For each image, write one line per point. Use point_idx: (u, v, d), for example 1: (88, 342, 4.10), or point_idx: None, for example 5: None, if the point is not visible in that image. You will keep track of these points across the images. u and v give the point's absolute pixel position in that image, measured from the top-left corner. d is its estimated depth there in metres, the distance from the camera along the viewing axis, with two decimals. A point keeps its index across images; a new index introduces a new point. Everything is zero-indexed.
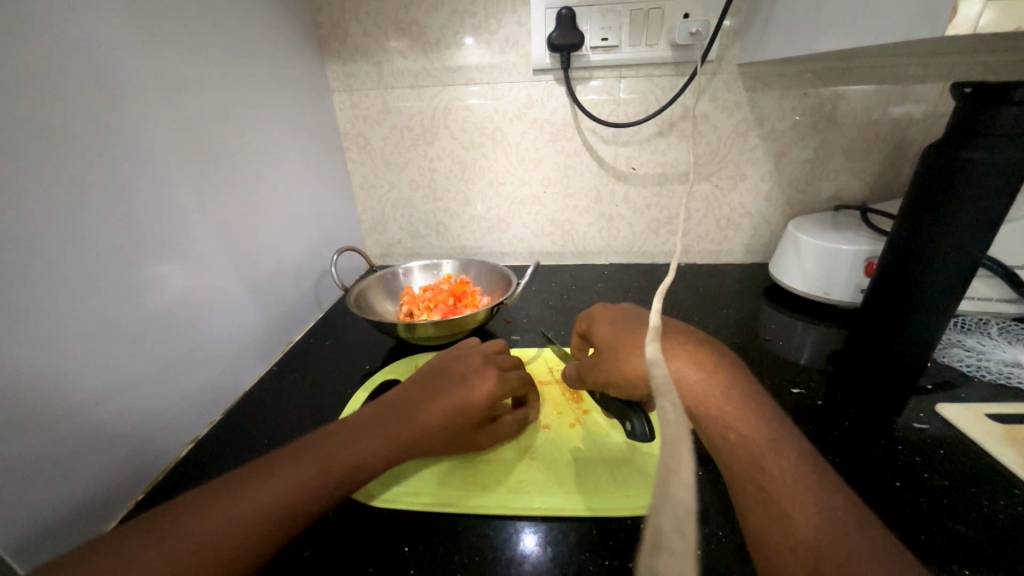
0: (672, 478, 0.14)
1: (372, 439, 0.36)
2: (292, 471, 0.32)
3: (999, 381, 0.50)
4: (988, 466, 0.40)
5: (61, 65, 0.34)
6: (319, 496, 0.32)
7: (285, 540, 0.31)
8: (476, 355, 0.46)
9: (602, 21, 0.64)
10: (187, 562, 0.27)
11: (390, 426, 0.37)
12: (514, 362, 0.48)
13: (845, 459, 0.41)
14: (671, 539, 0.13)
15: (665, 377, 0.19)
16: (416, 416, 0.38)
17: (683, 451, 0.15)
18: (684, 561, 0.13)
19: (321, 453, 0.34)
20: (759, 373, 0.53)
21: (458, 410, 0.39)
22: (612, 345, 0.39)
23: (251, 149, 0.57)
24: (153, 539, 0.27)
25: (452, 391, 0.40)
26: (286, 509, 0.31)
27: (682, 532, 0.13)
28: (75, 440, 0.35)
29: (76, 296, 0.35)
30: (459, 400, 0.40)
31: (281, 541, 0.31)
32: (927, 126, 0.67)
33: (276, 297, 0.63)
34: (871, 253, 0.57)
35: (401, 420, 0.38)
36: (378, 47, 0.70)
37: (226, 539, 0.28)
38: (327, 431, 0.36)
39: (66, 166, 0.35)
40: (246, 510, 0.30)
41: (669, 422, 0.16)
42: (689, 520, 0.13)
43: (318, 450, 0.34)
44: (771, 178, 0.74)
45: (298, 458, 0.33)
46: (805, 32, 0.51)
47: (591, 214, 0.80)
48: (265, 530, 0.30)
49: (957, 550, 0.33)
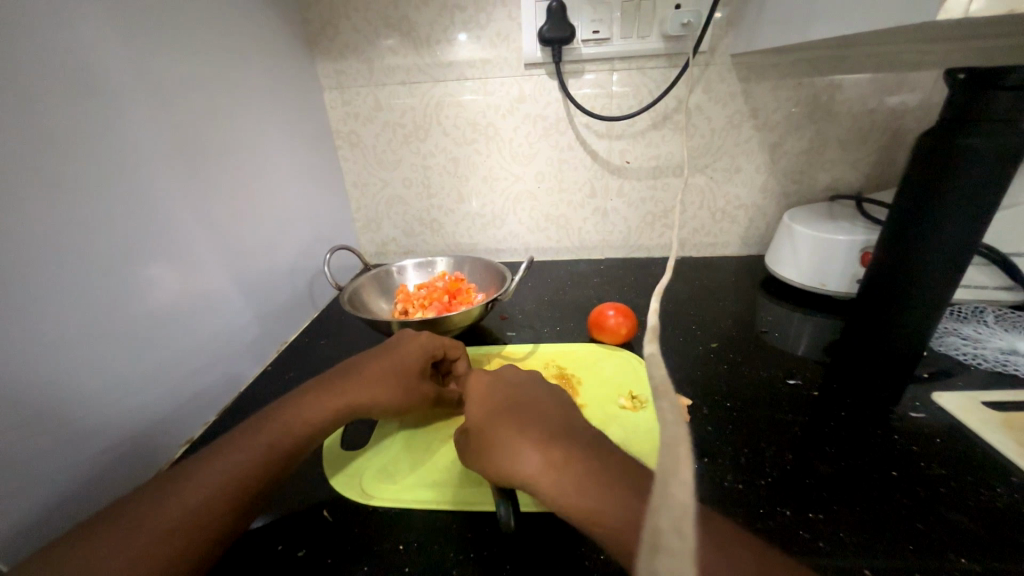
0: (666, 478, 0.13)
1: (283, 423, 0.37)
2: (216, 466, 0.32)
3: (996, 369, 0.50)
4: (984, 454, 0.40)
5: (48, 64, 0.34)
6: (257, 478, 0.33)
7: (246, 512, 0.32)
8: (368, 364, 0.44)
9: (593, 14, 0.63)
10: (157, 543, 0.28)
11: (289, 415, 0.38)
12: (411, 352, 0.46)
13: (840, 449, 0.41)
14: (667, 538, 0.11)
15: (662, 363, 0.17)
16: (319, 412, 0.39)
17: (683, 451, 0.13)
18: None
19: (236, 452, 0.34)
20: (755, 365, 0.53)
21: (378, 370, 0.43)
22: (480, 440, 0.35)
23: (242, 147, 0.56)
24: (110, 536, 0.28)
25: (335, 383, 0.42)
26: (231, 487, 0.32)
27: (680, 534, 0.12)
28: (68, 445, 0.35)
29: (66, 298, 0.35)
30: (405, 351, 0.46)
31: (243, 513, 0.32)
32: (922, 114, 0.67)
33: (269, 297, 0.62)
34: (866, 243, 0.57)
35: (301, 414, 0.38)
36: (368, 44, 0.70)
37: (194, 521, 0.29)
38: (228, 440, 0.35)
39: (53, 168, 0.34)
40: (195, 499, 0.30)
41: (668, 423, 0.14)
42: (689, 520, 0.12)
43: (232, 450, 0.34)
44: (766, 169, 0.74)
45: (215, 459, 0.33)
46: (796, 20, 0.50)
47: (586, 208, 0.80)
48: (220, 506, 0.31)
49: (953, 539, 0.33)
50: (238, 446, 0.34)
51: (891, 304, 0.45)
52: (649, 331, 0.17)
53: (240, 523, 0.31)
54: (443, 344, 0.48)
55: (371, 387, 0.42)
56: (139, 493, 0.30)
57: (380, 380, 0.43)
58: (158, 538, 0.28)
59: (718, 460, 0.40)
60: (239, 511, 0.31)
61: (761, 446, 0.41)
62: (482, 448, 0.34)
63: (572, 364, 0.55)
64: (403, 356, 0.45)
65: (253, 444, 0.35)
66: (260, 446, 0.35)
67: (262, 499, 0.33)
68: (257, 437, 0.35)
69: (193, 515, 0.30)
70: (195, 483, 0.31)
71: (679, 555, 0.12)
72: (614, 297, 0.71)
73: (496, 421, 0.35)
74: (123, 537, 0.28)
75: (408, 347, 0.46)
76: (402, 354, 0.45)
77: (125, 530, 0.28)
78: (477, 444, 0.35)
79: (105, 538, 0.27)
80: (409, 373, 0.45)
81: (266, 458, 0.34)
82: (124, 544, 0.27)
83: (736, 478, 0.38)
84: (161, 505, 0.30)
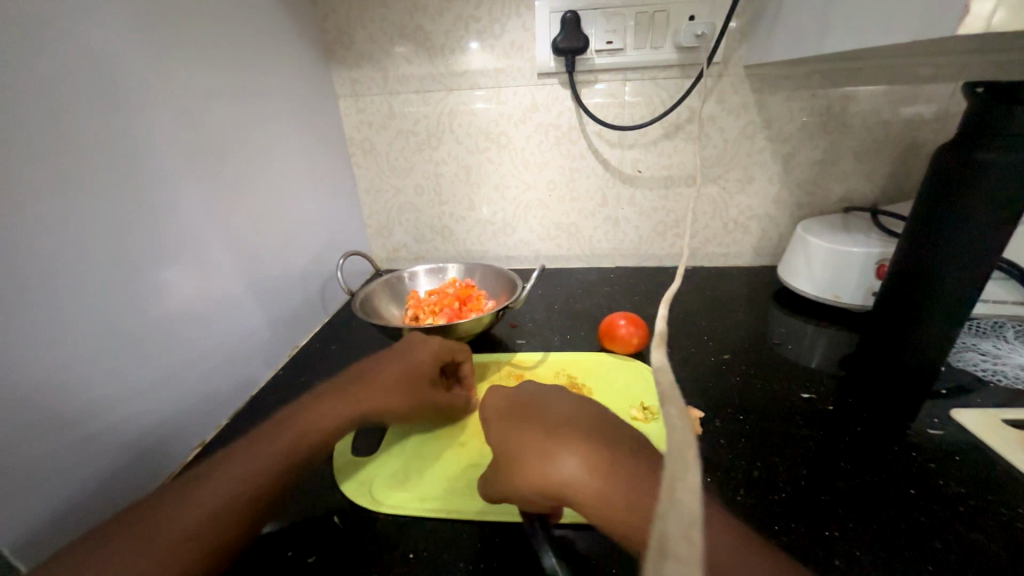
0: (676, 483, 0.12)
1: (295, 429, 0.37)
2: (229, 473, 0.33)
3: (1017, 386, 0.49)
4: (1005, 472, 0.39)
5: (69, 72, 0.35)
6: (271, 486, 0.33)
7: (257, 520, 0.32)
8: (381, 368, 0.44)
9: (606, 25, 0.64)
10: (171, 550, 0.28)
11: (302, 420, 0.38)
12: (422, 356, 0.46)
13: (855, 466, 0.40)
14: (677, 545, 0.11)
15: None
16: (329, 414, 0.39)
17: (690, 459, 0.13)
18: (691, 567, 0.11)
19: (250, 459, 0.34)
20: (768, 378, 0.53)
21: (389, 375, 0.44)
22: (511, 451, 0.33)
23: (257, 153, 0.57)
24: (124, 540, 0.28)
25: (348, 387, 0.42)
26: (245, 494, 0.32)
27: (687, 538, 0.11)
28: (82, 445, 0.36)
29: (83, 299, 0.36)
30: (415, 356, 0.46)
31: (255, 521, 0.32)
32: (939, 127, 0.66)
33: (282, 301, 0.63)
34: (882, 256, 0.56)
35: (313, 417, 0.39)
36: (384, 53, 0.71)
37: (207, 527, 0.30)
38: (239, 446, 0.35)
39: (73, 173, 0.35)
40: (211, 506, 0.31)
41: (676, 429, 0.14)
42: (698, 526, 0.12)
43: (247, 456, 0.34)
44: (779, 180, 0.73)
45: (230, 466, 0.33)
46: (810, 32, 0.50)
47: (596, 217, 0.80)
48: (233, 513, 0.31)
49: (974, 561, 0.32)
50: (251, 453, 0.34)
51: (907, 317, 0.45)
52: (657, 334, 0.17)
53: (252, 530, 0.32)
54: (451, 351, 0.49)
55: (381, 391, 0.43)
56: (151, 497, 0.31)
57: (389, 383, 0.43)
58: (173, 542, 0.28)
59: (731, 474, 0.40)
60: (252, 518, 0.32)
61: (774, 461, 0.41)
62: (514, 457, 0.32)
63: (583, 373, 0.55)
64: (414, 360, 0.46)
65: (268, 451, 0.35)
66: (275, 451, 0.35)
67: (274, 507, 0.33)
68: (272, 445, 0.35)
69: (207, 523, 0.30)
70: (211, 487, 0.31)
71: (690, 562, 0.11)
72: (625, 306, 0.71)
73: (525, 430, 0.34)
74: (137, 540, 0.28)
75: (418, 352, 0.46)
76: (412, 359, 0.46)
77: (142, 534, 0.28)
78: (506, 457, 0.33)
79: (118, 541, 0.28)
80: (420, 378, 0.45)
81: (281, 466, 0.34)
82: (138, 549, 0.27)
83: (748, 493, 0.38)
84: (175, 511, 0.30)
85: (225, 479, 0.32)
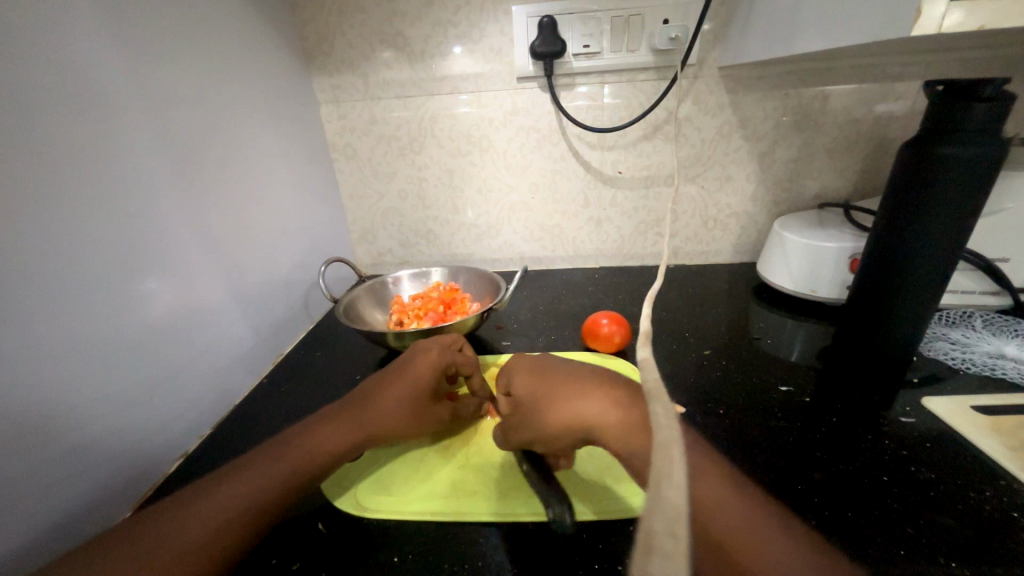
0: (662, 481, 0.12)
1: (293, 450, 0.36)
2: (227, 491, 0.32)
3: (985, 373, 0.50)
4: (974, 457, 0.40)
5: (46, 84, 0.35)
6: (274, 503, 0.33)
7: (254, 537, 0.32)
8: (384, 387, 0.43)
9: (583, 29, 0.65)
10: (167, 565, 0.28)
11: (302, 442, 0.37)
12: (427, 371, 0.44)
13: (832, 455, 0.41)
14: (663, 540, 0.10)
15: (655, 378, 0.16)
16: (330, 438, 0.38)
17: (675, 454, 0.13)
18: (679, 565, 0.10)
19: (251, 476, 0.33)
20: (748, 372, 0.54)
21: (393, 395, 0.42)
22: (526, 399, 0.38)
23: (239, 161, 0.57)
24: (113, 556, 0.27)
25: (351, 410, 0.41)
26: (245, 510, 0.32)
27: (675, 535, 0.10)
28: (65, 460, 0.35)
29: (65, 312, 0.35)
30: (415, 373, 0.44)
31: (253, 537, 0.32)
32: (907, 123, 0.68)
33: (266, 308, 0.62)
34: (855, 250, 0.58)
35: (310, 438, 0.38)
36: (364, 58, 0.71)
37: (205, 542, 0.29)
38: (236, 466, 0.34)
39: (53, 184, 0.35)
40: (209, 522, 0.30)
41: (662, 425, 0.13)
42: (684, 521, 0.11)
43: (247, 473, 0.34)
44: (756, 178, 0.75)
45: (228, 482, 0.33)
46: (781, 33, 0.51)
47: (580, 218, 0.81)
48: (233, 528, 0.31)
49: (945, 544, 0.33)
50: (249, 470, 0.34)
51: (888, 314, 0.46)
52: (642, 334, 0.18)
53: (249, 545, 0.32)
54: (455, 361, 0.47)
55: (385, 412, 0.41)
56: (135, 515, 0.30)
57: (393, 403, 0.42)
58: (172, 560, 0.28)
59: None
60: (253, 533, 0.32)
61: (755, 454, 0.41)
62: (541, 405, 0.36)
63: None
64: (416, 375, 0.44)
65: (271, 468, 0.34)
66: (276, 471, 0.34)
67: (272, 523, 0.33)
68: (273, 460, 0.35)
69: (205, 539, 0.30)
70: (205, 501, 0.31)
71: (676, 559, 0.10)
72: (609, 306, 0.72)
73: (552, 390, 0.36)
74: (127, 555, 0.28)
75: (417, 367, 0.44)
76: (412, 373, 0.44)
77: (138, 550, 0.28)
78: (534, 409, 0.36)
79: (104, 558, 0.27)
80: (422, 393, 0.44)
81: (282, 481, 0.34)
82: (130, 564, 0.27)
83: None
84: (167, 527, 0.29)
85: (224, 496, 0.32)
